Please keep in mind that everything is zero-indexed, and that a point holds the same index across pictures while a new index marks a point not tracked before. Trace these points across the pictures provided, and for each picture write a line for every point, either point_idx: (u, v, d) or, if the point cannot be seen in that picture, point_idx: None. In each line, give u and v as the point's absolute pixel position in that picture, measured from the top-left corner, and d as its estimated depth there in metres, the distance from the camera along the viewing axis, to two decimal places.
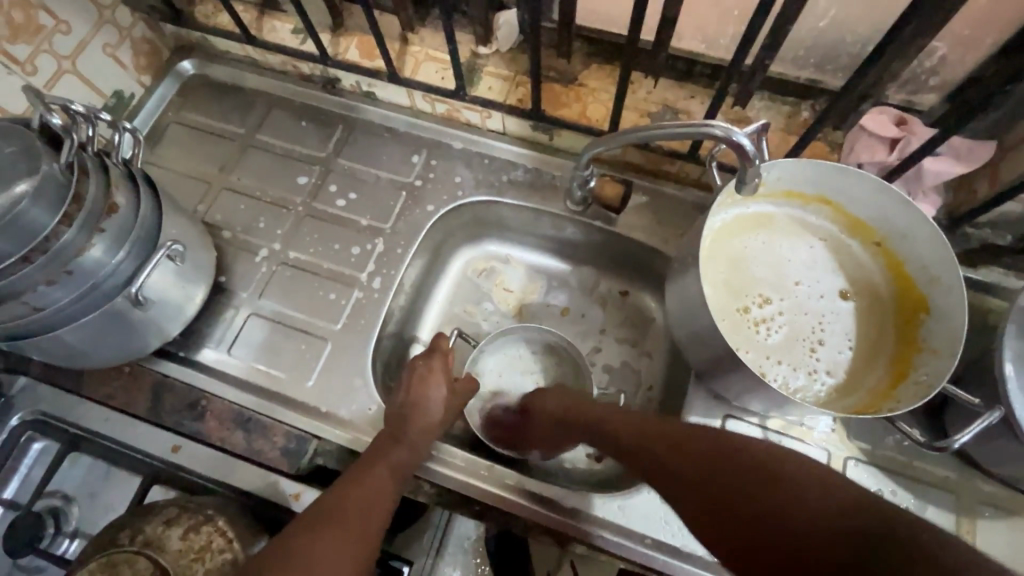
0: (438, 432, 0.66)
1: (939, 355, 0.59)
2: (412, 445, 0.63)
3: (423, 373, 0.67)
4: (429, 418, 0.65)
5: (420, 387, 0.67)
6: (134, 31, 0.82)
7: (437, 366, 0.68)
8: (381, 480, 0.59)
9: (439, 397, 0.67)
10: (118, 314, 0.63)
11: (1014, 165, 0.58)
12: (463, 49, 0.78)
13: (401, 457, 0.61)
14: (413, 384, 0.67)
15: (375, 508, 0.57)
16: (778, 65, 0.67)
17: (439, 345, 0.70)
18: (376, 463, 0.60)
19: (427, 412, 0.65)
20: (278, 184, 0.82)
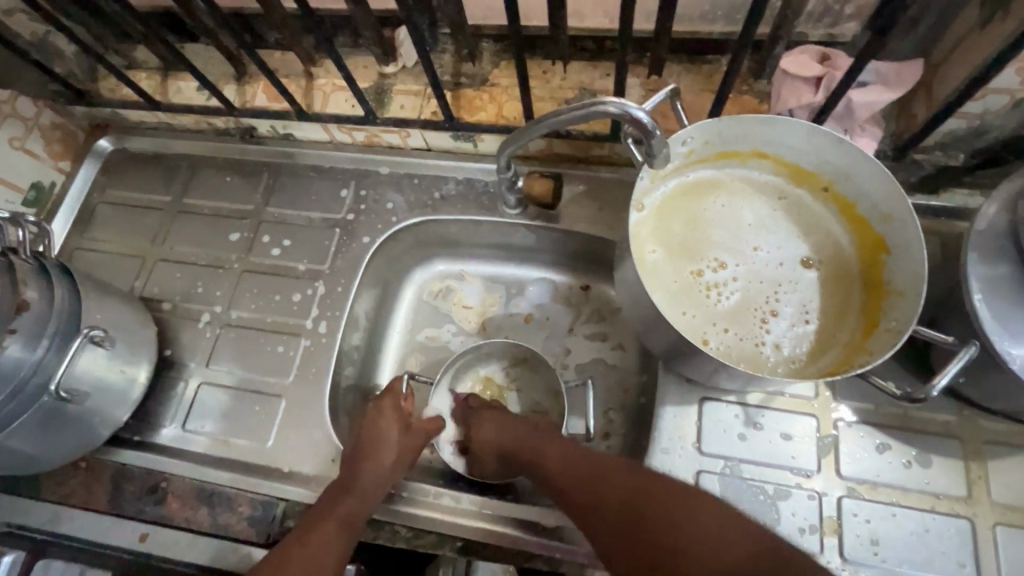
0: (394, 477, 0.63)
1: (907, 296, 0.55)
2: (365, 491, 0.60)
3: (383, 416, 0.66)
4: (382, 461, 0.62)
5: (373, 431, 0.64)
6: (41, 119, 0.80)
7: (390, 408, 0.67)
8: (329, 533, 0.57)
9: (394, 438, 0.64)
10: (50, 412, 0.60)
11: (948, 79, 0.53)
12: (368, 72, 0.75)
13: (354, 506, 0.59)
14: (374, 424, 0.65)
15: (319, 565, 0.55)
16: (686, 24, 0.64)
17: (393, 387, 0.69)
18: (331, 515, 0.58)
19: (381, 456, 0.62)
20: (212, 245, 0.80)
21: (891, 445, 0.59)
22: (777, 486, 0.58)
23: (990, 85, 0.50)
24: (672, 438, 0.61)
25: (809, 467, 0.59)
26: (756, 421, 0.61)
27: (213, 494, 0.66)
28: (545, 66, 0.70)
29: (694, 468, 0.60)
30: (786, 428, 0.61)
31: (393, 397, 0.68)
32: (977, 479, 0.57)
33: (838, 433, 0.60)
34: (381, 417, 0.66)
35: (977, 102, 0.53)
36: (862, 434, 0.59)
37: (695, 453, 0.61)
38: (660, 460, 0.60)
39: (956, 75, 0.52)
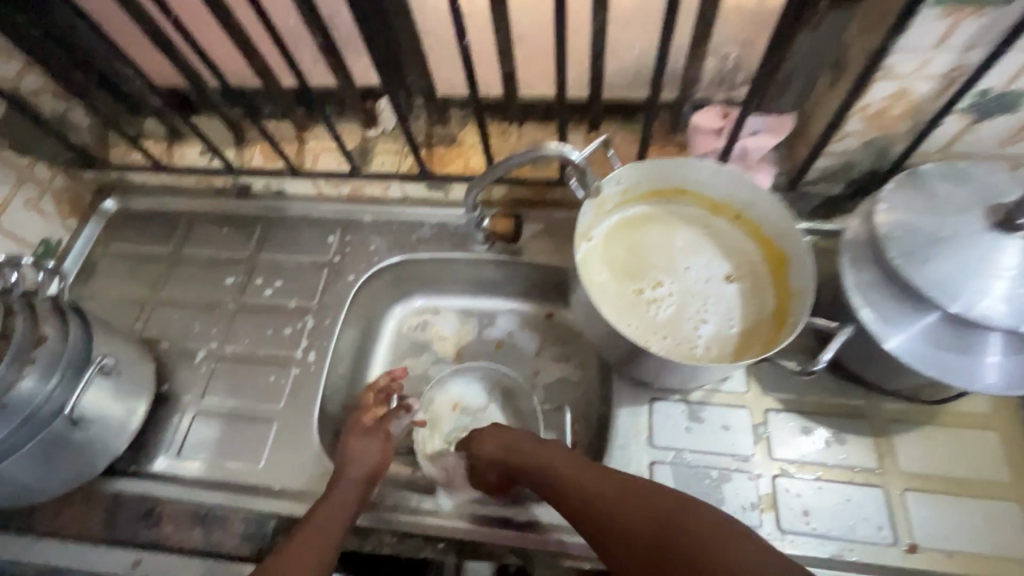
0: (377, 477, 0.69)
1: (803, 296, 0.67)
2: (337, 502, 0.64)
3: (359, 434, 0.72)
4: (361, 467, 0.68)
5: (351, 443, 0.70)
6: (54, 183, 0.89)
7: (356, 424, 0.73)
8: (325, 528, 0.62)
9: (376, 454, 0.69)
10: (57, 439, 0.65)
11: (814, 127, 0.68)
12: (353, 135, 0.88)
13: (326, 516, 0.63)
14: (350, 444, 0.70)
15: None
16: (615, 91, 0.79)
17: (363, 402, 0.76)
18: (309, 525, 0.62)
19: (359, 462, 0.68)
20: (208, 289, 0.88)
21: (813, 429, 0.68)
22: (721, 470, 0.67)
23: (844, 130, 0.65)
24: (628, 435, 0.70)
25: (747, 452, 0.67)
26: (699, 415, 0.70)
27: (207, 514, 0.69)
28: (503, 126, 0.84)
29: (648, 460, 0.68)
30: (724, 419, 0.70)
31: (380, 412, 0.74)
32: (886, 453, 0.66)
33: (769, 421, 0.69)
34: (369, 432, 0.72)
35: (839, 143, 0.67)
36: (788, 420, 0.69)
37: (649, 446, 0.69)
38: (618, 454, 0.68)
39: (819, 124, 0.67)
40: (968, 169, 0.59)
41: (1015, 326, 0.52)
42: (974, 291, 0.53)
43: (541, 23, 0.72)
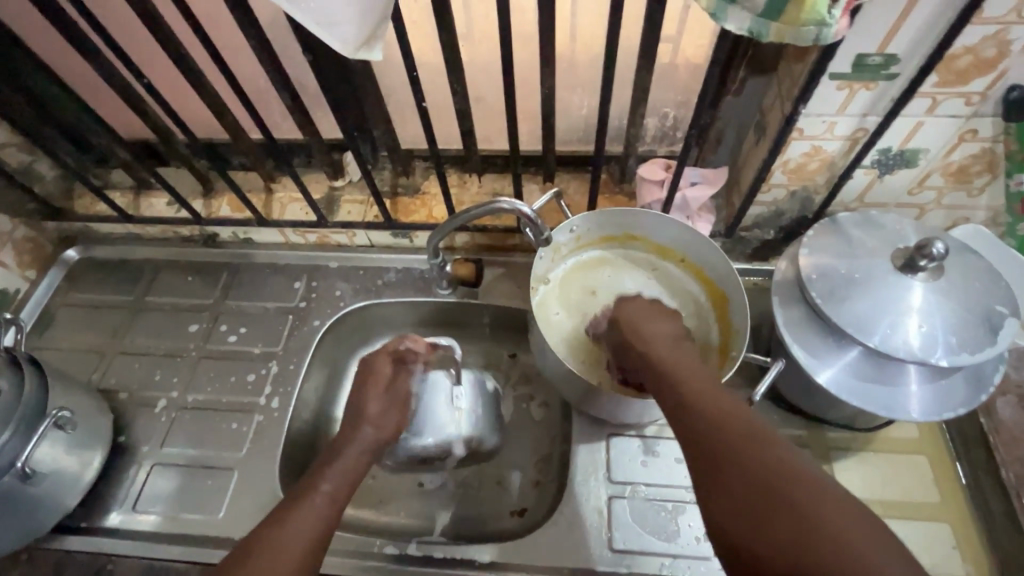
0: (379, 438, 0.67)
1: (740, 334, 0.72)
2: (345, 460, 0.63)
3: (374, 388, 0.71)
4: (364, 429, 0.67)
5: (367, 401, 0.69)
6: (15, 234, 0.89)
7: (372, 377, 0.71)
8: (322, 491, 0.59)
9: (391, 409, 0.70)
10: (6, 495, 0.64)
11: (745, 178, 0.75)
12: (320, 186, 0.91)
13: (336, 469, 0.62)
14: (366, 398, 0.69)
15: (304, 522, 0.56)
16: (568, 145, 0.85)
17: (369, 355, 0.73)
18: (337, 458, 0.63)
19: (364, 417, 0.68)
20: (171, 337, 0.88)
21: None
22: (676, 503, 0.70)
23: (770, 182, 0.72)
24: (587, 471, 0.72)
25: None
26: (654, 449, 0.73)
27: (162, 569, 0.70)
28: (465, 178, 0.89)
29: (607, 495, 0.70)
30: (678, 453, 0.73)
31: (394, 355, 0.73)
32: None
33: None
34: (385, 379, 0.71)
35: (768, 193, 0.74)
36: None
37: (607, 482, 0.71)
38: (577, 490, 0.71)
39: (749, 176, 0.74)
40: (876, 217, 0.66)
41: (927, 357, 0.57)
42: (888, 328, 0.59)
43: (496, 86, 0.79)
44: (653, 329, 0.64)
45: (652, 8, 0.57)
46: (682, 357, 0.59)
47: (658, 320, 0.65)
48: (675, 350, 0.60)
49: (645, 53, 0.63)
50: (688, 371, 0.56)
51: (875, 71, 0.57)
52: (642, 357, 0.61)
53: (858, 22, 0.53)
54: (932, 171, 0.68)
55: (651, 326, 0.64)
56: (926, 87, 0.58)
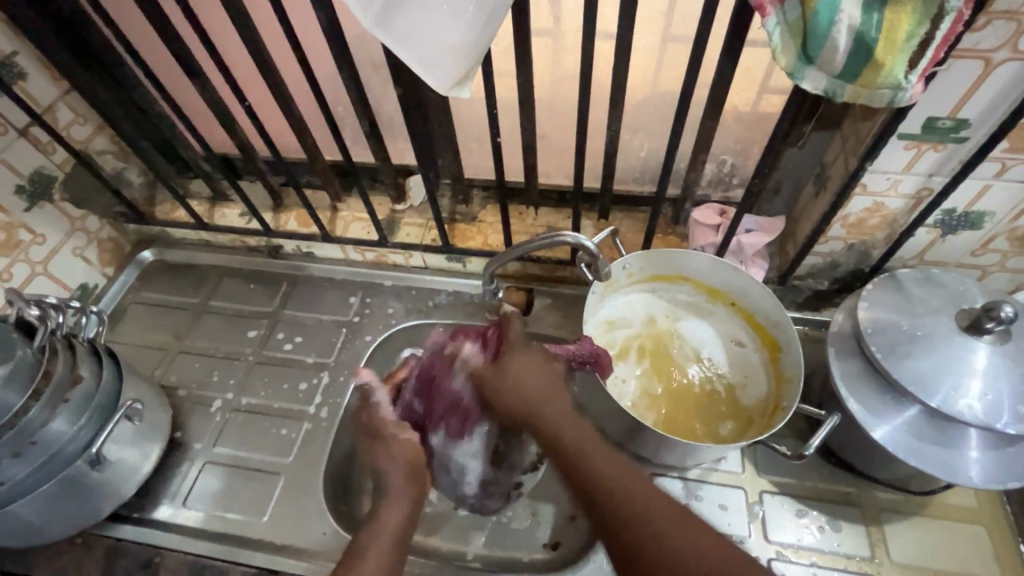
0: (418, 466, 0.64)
1: (792, 382, 0.71)
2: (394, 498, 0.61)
3: (372, 441, 0.66)
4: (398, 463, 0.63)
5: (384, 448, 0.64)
6: (101, 234, 0.96)
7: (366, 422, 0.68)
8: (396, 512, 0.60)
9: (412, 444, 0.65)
10: (75, 479, 0.67)
11: (802, 228, 0.76)
12: (383, 208, 0.96)
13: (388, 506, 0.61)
14: (377, 447, 0.65)
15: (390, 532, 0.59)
16: (624, 184, 0.88)
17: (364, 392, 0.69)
18: (389, 489, 0.62)
19: (393, 459, 0.63)
20: (231, 341, 0.92)
21: (807, 513, 0.70)
22: None
23: (828, 234, 0.73)
24: None
25: (744, 533, 0.69)
26: (696, 493, 0.72)
27: (206, 567, 0.72)
28: (522, 209, 0.92)
29: None
30: (722, 499, 0.72)
31: (366, 408, 0.68)
32: (878, 542, 0.68)
33: (764, 502, 0.71)
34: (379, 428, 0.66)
35: (825, 245, 0.75)
36: (783, 503, 0.71)
37: None
38: None
39: (806, 226, 0.75)
40: (938, 276, 0.66)
41: (992, 423, 0.56)
42: (951, 391, 0.58)
43: (561, 125, 0.82)
44: (520, 364, 0.62)
45: (724, 64, 0.60)
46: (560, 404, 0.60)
47: (534, 370, 0.61)
48: (543, 388, 0.60)
49: (712, 105, 0.65)
50: (581, 434, 0.57)
51: (944, 134, 0.58)
52: (513, 396, 0.61)
53: (931, 88, 0.54)
54: (997, 235, 0.68)
55: (529, 363, 0.62)
56: (996, 152, 0.59)
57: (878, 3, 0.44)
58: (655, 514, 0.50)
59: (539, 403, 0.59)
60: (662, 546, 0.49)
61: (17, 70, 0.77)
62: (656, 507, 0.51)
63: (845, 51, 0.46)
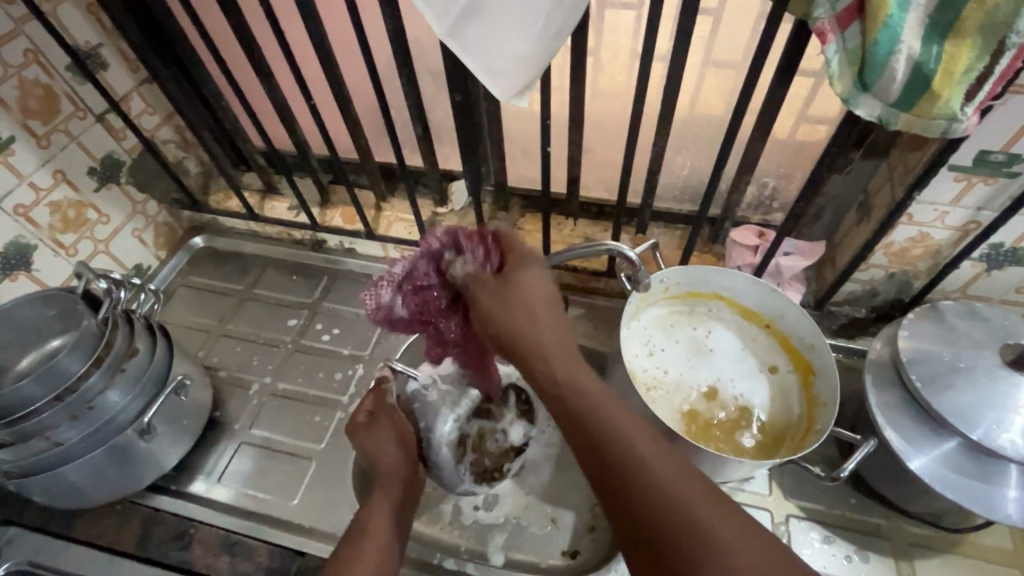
0: (409, 458, 0.73)
1: (827, 407, 0.71)
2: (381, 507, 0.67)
3: (366, 423, 0.75)
4: (388, 453, 0.72)
5: (373, 437, 0.73)
6: (158, 218, 1.01)
7: (358, 412, 0.76)
8: (382, 518, 0.66)
9: (394, 432, 0.74)
10: (124, 447, 0.71)
11: (843, 254, 0.77)
12: (425, 210, 0.99)
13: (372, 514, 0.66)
14: (362, 440, 0.73)
15: (384, 520, 0.66)
16: (664, 201, 0.89)
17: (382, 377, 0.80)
18: (380, 483, 0.70)
19: (382, 455, 0.72)
20: (271, 328, 0.95)
21: (835, 541, 0.69)
22: None
23: (870, 261, 0.73)
24: None
25: None
26: None
27: (236, 543, 0.74)
28: (561, 220, 0.94)
29: None
30: None
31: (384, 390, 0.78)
32: None
33: (790, 526, 0.71)
34: (375, 420, 0.75)
35: (865, 272, 0.75)
36: (809, 529, 0.70)
37: None
38: None
39: (847, 252, 0.75)
40: (981, 309, 0.65)
41: None
42: (994, 425, 0.57)
43: (606, 140, 0.84)
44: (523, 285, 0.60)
45: (777, 89, 0.62)
46: (550, 339, 0.57)
47: (532, 292, 0.60)
48: (550, 325, 0.58)
49: (761, 127, 0.67)
50: (542, 344, 0.56)
51: (996, 167, 0.59)
52: (504, 320, 0.59)
53: (987, 122, 0.55)
54: None
55: (536, 284, 0.60)
56: None
57: (938, 36, 0.45)
58: (606, 433, 0.50)
59: (541, 338, 0.57)
60: (626, 461, 0.48)
61: (100, 61, 0.83)
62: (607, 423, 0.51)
63: (902, 80, 0.47)
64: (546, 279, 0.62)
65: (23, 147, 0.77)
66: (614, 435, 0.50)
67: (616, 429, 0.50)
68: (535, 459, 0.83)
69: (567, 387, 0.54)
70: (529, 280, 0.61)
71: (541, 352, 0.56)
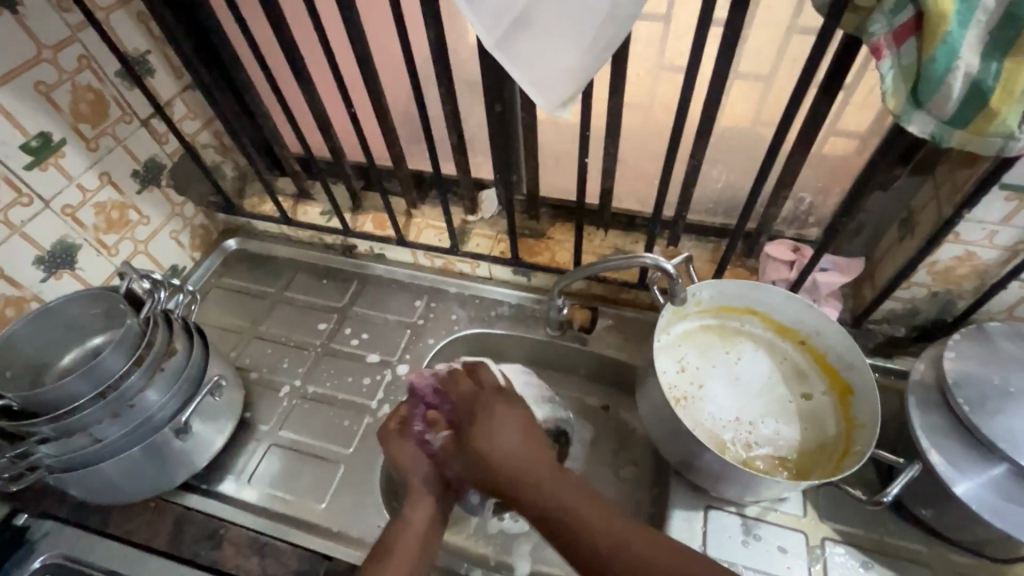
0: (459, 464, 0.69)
1: (866, 427, 0.69)
2: (413, 520, 0.66)
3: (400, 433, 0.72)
4: (425, 463, 0.70)
5: (405, 450, 0.71)
6: (195, 220, 1.03)
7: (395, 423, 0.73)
8: (418, 525, 0.66)
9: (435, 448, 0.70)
10: (159, 444, 0.72)
11: (883, 272, 0.75)
12: (456, 218, 0.99)
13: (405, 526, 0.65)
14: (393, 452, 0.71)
15: (413, 533, 0.65)
16: (697, 214, 0.89)
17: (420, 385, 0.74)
18: (414, 495, 0.68)
19: (410, 468, 0.70)
20: (301, 332, 0.96)
21: (872, 566, 0.68)
22: None
23: (912, 279, 0.71)
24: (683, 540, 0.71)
25: None
26: (755, 532, 0.71)
27: (265, 545, 0.73)
28: (591, 231, 0.94)
29: None
30: (781, 541, 0.70)
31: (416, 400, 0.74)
32: None
33: (825, 549, 0.69)
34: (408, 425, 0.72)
35: (907, 290, 0.73)
36: (844, 553, 0.69)
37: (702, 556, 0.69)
38: None
39: (888, 270, 0.74)
40: None
41: None
42: None
43: (641, 151, 0.84)
44: (501, 438, 0.65)
45: (821, 103, 0.61)
46: (539, 469, 0.62)
47: (507, 418, 0.67)
48: (529, 455, 0.64)
49: (803, 141, 0.66)
50: (518, 475, 0.62)
51: None
52: (485, 464, 0.64)
53: None
54: None
55: (504, 418, 0.67)
56: None
57: (997, 53, 0.44)
58: (518, 477, 0.62)
59: (519, 474, 0.62)
60: (575, 519, 0.58)
61: (148, 67, 0.85)
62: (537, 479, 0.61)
63: (957, 97, 0.46)
64: (529, 423, 0.68)
65: (73, 149, 0.80)
66: (518, 473, 0.63)
67: (556, 500, 0.59)
68: None
69: (491, 456, 0.65)
70: (502, 407, 0.68)
71: (541, 486, 0.61)
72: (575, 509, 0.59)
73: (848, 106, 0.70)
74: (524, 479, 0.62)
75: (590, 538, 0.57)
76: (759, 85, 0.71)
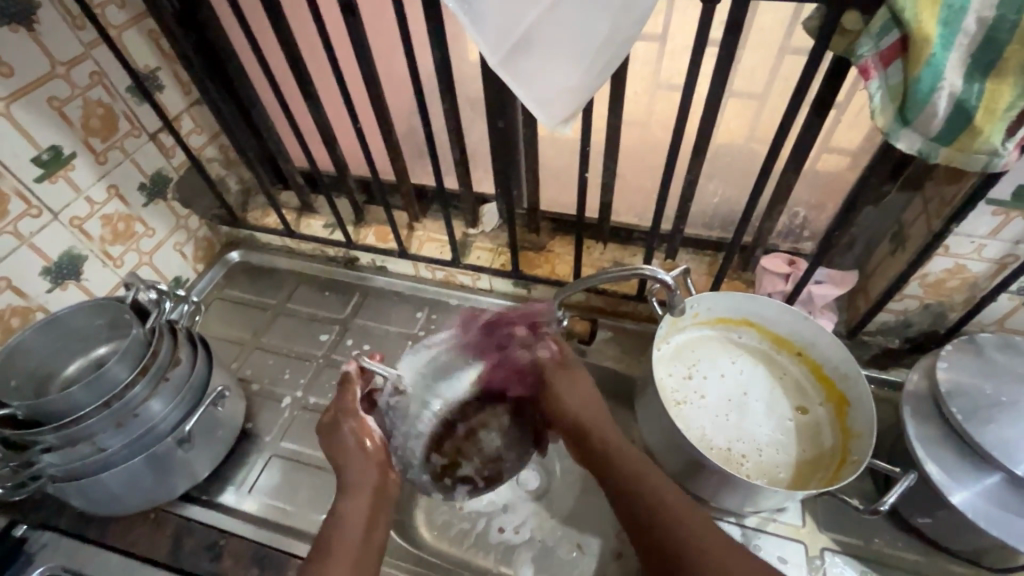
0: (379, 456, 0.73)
1: (863, 438, 0.70)
2: (352, 509, 0.68)
3: (335, 424, 0.74)
4: (358, 450, 0.72)
5: (337, 443, 0.72)
6: (199, 232, 1.05)
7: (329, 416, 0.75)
8: (358, 511, 0.68)
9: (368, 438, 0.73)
10: (161, 455, 0.72)
11: (875, 284, 0.77)
12: (457, 231, 1.01)
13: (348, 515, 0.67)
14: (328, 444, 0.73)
15: (354, 523, 0.66)
16: (694, 228, 0.91)
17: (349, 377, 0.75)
18: (349, 485, 0.70)
19: (344, 458, 0.72)
20: (303, 343, 0.97)
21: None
22: None
23: (904, 291, 0.73)
24: None
25: None
26: (754, 543, 0.71)
27: (265, 556, 0.74)
28: (590, 244, 0.96)
29: None
30: (781, 552, 0.70)
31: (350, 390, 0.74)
32: None
33: (825, 559, 0.69)
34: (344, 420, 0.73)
35: (899, 302, 0.75)
36: (843, 563, 0.69)
37: None
38: None
39: (880, 282, 0.76)
40: (1020, 343, 0.65)
41: None
42: None
43: (639, 167, 0.86)
44: (568, 394, 0.78)
45: (812, 122, 0.63)
46: (600, 420, 0.75)
47: (572, 389, 0.78)
48: (577, 402, 0.77)
49: (796, 158, 0.68)
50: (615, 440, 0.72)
51: None
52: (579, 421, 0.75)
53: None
54: None
55: (569, 385, 0.78)
56: None
57: (980, 74, 0.46)
58: (633, 487, 0.66)
59: (579, 419, 0.75)
60: (657, 518, 0.63)
61: (158, 83, 0.87)
62: (649, 494, 0.65)
63: (943, 115, 0.49)
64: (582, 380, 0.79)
65: (83, 162, 0.81)
66: (627, 471, 0.68)
67: (655, 497, 0.64)
68: (562, 481, 0.83)
69: (612, 454, 0.70)
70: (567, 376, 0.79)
71: (588, 424, 0.74)
72: (674, 513, 0.63)
73: (840, 124, 0.72)
74: (619, 469, 0.69)
75: (682, 530, 0.61)
76: (754, 103, 0.73)
